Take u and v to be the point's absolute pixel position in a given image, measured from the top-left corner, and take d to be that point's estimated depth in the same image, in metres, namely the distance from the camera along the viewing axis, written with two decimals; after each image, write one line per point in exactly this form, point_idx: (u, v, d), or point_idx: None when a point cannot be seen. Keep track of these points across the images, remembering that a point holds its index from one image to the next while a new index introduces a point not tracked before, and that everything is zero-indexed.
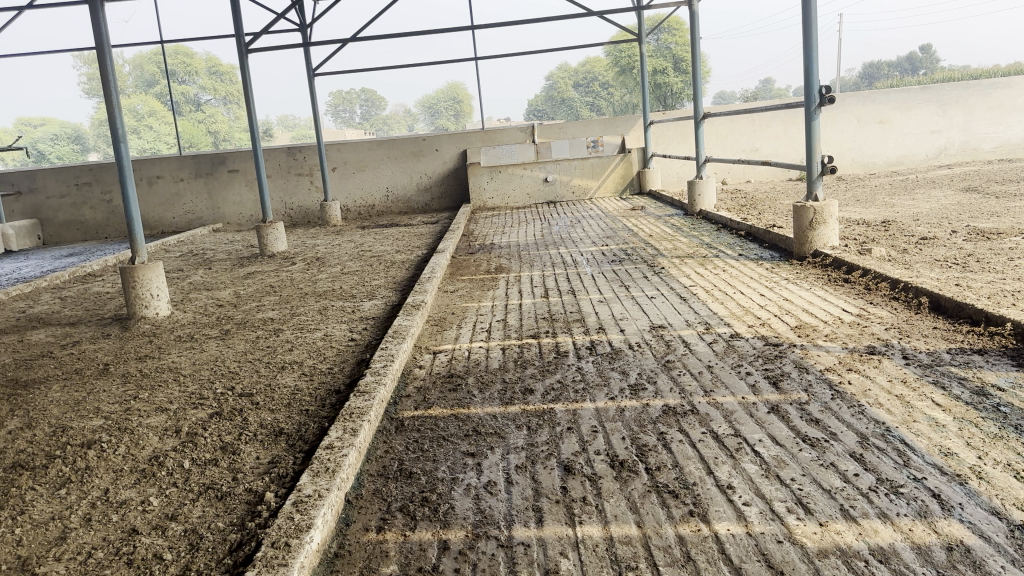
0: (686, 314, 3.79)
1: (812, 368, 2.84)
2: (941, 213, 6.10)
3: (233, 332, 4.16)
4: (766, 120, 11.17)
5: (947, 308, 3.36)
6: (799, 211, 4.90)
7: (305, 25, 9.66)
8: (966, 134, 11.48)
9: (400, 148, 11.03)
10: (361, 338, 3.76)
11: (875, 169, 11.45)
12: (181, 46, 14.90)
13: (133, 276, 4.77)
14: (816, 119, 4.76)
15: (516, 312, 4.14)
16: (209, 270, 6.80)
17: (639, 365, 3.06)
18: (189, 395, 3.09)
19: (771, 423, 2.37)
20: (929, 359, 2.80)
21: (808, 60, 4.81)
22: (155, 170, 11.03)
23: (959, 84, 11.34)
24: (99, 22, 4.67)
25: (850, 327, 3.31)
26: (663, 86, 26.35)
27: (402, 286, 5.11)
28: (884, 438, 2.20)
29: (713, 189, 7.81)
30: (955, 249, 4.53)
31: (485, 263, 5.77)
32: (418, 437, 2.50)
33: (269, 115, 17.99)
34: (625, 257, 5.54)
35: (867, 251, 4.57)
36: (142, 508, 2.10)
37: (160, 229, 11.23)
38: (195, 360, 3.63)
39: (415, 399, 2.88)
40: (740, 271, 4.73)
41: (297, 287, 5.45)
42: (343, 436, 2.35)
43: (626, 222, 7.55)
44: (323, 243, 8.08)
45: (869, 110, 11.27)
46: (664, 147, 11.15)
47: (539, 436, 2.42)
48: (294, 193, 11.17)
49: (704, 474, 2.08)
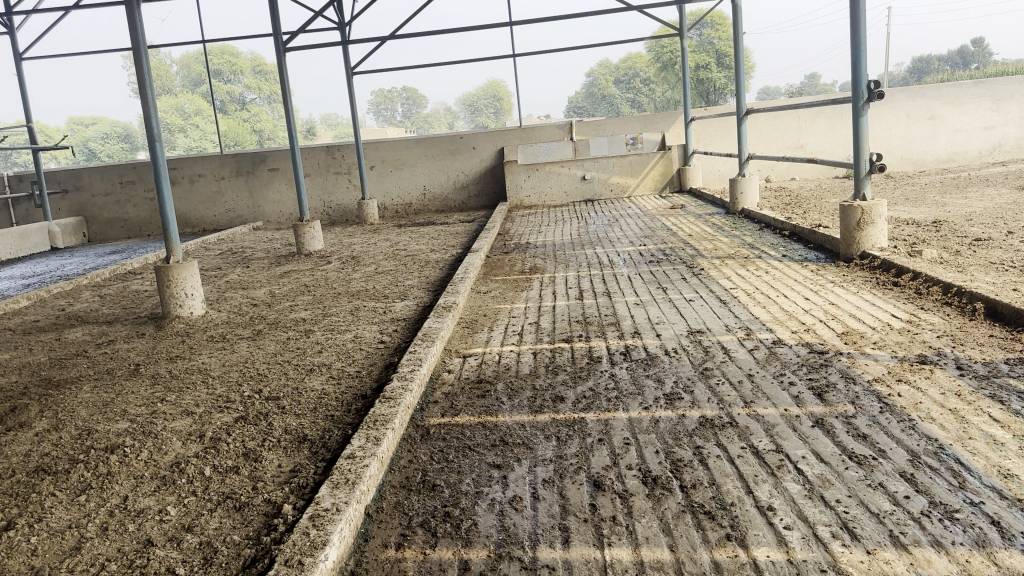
0: (726, 318, 3.65)
1: (859, 378, 2.69)
2: (996, 213, 5.84)
3: (264, 333, 4.13)
4: (812, 116, 10.88)
5: (1004, 315, 3.17)
6: (845, 211, 4.72)
7: (343, 24, 9.68)
8: (1021, 130, 11.05)
9: (438, 146, 10.99)
10: (391, 340, 3.70)
11: (925, 166, 11.08)
12: (225, 46, 15.05)
13: (167, 275, 4.78)
14: (863, 116, 4.57)
15: (549, 314, 4.04)
16: (246, 268, 6.82)
17: (675, 372, 2.94)
18: (216, 398, 3.05)
19: (815, 438, 2.24)
20: (986, 371, 2.63)
21: (856, 55, 4.62)
22: (197, 168, 11.16)
23: (1015, 77, 10.92)
24: (135, 23, 4.68)
25: (900, 334, 3.14)
26: (706, 82, 26.01)
27: (435, 286, 5.05)
28: (938, 456, 2.05)
29: (756, 187, 7.61)
30: (1012, 251, 4.30)
31: (520, 263, 5.68)
32: (444, 446, 2.42)
33: (311, 114, 18.11)
34: (663, 257, 5.40)
35: (918, 253, 4.37)
36: (159, 518, 2.06)
37: (201, 227, 11.35)
38: (225, 362, 3.60)
39: (442, 405, 2.80)
40: (783, 273, 4.57)
41: (331, 287, 5.42)
42: (365, 445, 2.27)
43: (665, 221, 7.39)
44: (359, 241, 8.06)
45: (919, 105, 10.91)
46: (705, 144, 10.95)
47: (568, 448, 2.32)
48: (332, 191, 11.20)
49: (742, 493, 1.96)
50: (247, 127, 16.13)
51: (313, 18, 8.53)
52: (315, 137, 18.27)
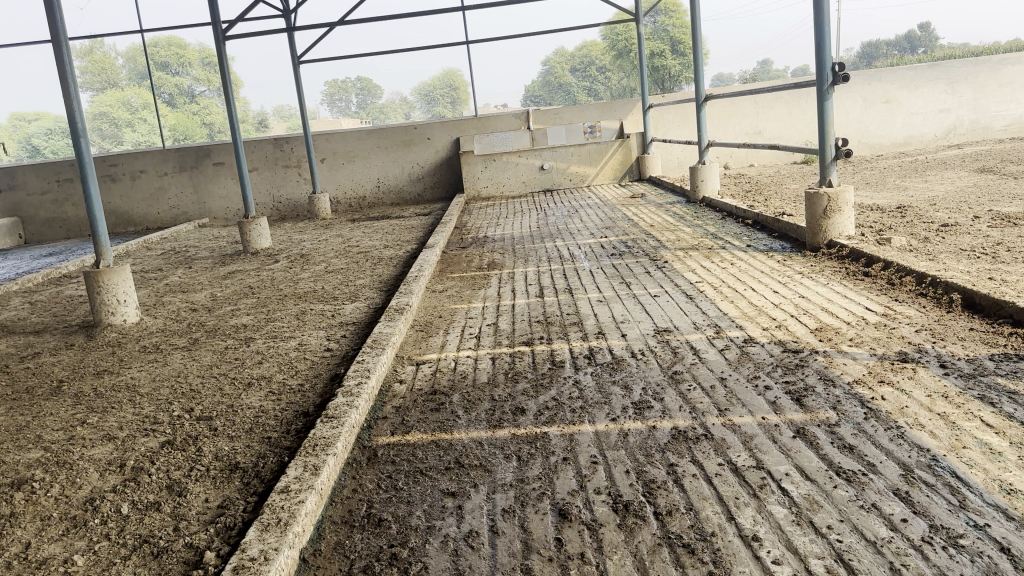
0: (693, 315, 3.46)
1: (838, 380, 2.52)
2: (959, 197, 5.77)
3: (200, 342, 3.84)
4: (770, 101, 10.81)
5: (982, 306, 3.03)
6: (811, 199, 4.57)
7: (288, 11, 9.30)
8: (975, 112, 11.12)
9: (391, 137, 10.68)
10: (339, 347, 3.44)
11: (883, 150, 11.08)
12: (173, 38, 14.45)
13: (97, 281, 4.44)
14: (829, 100, 4.43)
15: (509, 314, 3.81)
16: (188, 269, 6.48)
17: (643, 378, 2.73)
18: (143, 419, 2.77)
19: (798, 452, 2.05)
20: (971, 369, 2.47)
21: (820, 36, 4.47)
22: (138, 164, 10.68)
23: (969, 60, 10.99)
24: (54, 8, 4.30)
25: (877, 330, 2.98)
26: (661, 69, 25.90)
27: (388, 285, 4.79)
28: (932, 470, 1.88)
29: (716, 174, 7.46)
30: (982, 237, 4.19)
31: (477, 259, 5.45)
32: (392, 472, 2.18)
33: (262, 106, 17.62)
34: (625, 250, 5.21)
35: (886, 241, 4.24)
36: (64, 570, 1.79)
37: (144, 225, 10.89)
38: (155, 377, 3.30)
39: (392, 423, 2.56)
40: (749, 264, 4.41)
41: (277, 288, 5.12)
42: (301, 477, 2.03)
43: (626, 211, 7.21)
44: (310, 238, 7.73)
45: (875, 89, 10.91)
46: (663, 132, 10.82)
47: (531, 470, 2.10)
48: (281, 185, 10.82)
49: (724, 520, 1.76)
50: (196, 120, 15.57)
51: (254, 5, 8.16)
52: (267, 130, 17.77)
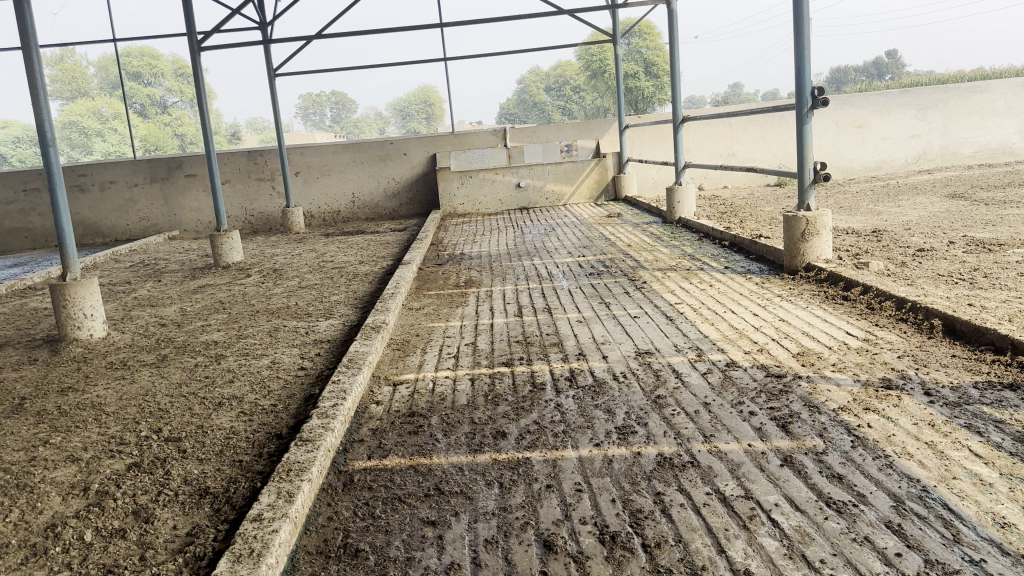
0: (674, 337, 3.43)
1: (824, 407, 2.48)
2: (933, 222, 5.83)
3: (170, 359, 3.72)
4: (745, 124, 10.92)
5: (962, 332, 3.03)
6: (790, 222, 4.58)
7: (265, 23, 9.21)
8: (945, 138, 11.33)
9: (366, 152, 10.60)
10: (313, 367, 3.35)
11: (855, 174, 11.23)
12: (147, 48, 14.28)
13: (63, 294, 4.31)
14: (809, 123, 4.45)
15: (487, 333, 3.75)
16: (158, 282, 6.33)
17: (626, 402, 2.68)
18: (108, 439, 2.66)
19: (787, 480, 2.01)
20: (956, 397, 2.46)
21: (799, 60, 4.50)
22: (107, 174, 10.49)
23: (938, 87, 11.20)
24: (24, 14, 4.19)
25: (859, 355, 2.97)
26: (635, 90, 26.16)
27: (363, 302, 4.70)
28: (924, 502, 1.85)
29: (693, 195, 7.48)
30: (958, 262, 4.22)
31: (454, 276, 5.38)
32: (369, 498, 2.10)
33: (236, 118, 17.45)
34: (603, 270, 5.18)
35: (864, 265, 4.25)
36: None
37: (112, 237, 10.68)
38: (122, 395, 3.18)
39: (369, 446, 2.48)
40: (728, 286, 4.40)
41: (249, 304, 5.01)
42: (275, 504, 1.94)
43: (603, 230, 7.20)
44: (283, 252, 7.61)
45: (848, 113, 11.07)
46: (639, 152, 10.87)
47: (514, 498, 2.04)
48: (254, 198, 10.68)
49: (715, 554, 1.71)
50: (168, 131, 15.36)
51: (230, 16, 8.07)
52: (240, 142, 17.59)
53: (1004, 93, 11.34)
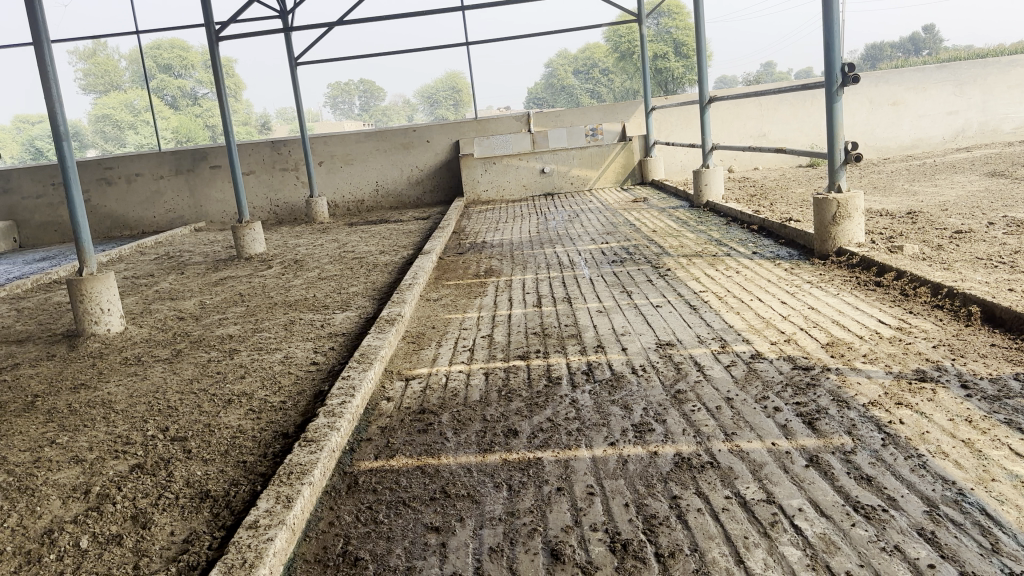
0: (698, 327, 3.30)
1: (853, 402, 2.35)
2: (971, 202, 5.60)
3: (183, 354, 3.68)
4: (774, 104, 10.65)
5: (1003, 319, 2.87)
6: (820, 204, 4.41)
7: (285, 11, 9.16)
8: (983, 114, 10.96)
9: (390, 140, 10.53)
10: (325, 362, 3.29)
11: (890, 153, 10.91)
12: (175, 40, 14.34)
13: (80, 289, 4.30)
14: (839, 102, 4.27)
15: (504, 325, 3.65)
16: (180, 275, 6.33)
17: (645, 397, 2.57)
18: (115, 439, 2.62)
19: (812, 483, 1.89)
20: (996, 391, 2.31)
21: (829, 35, 4.30)
22: (134, 167, 10.55)
23: (977, 62, 10.83)
24: (35, 7, 4.15)
25: (892, 345, 2.82)
26: (664, 71, 25.80)
27: (380, 294, 4.63)
28: (960, 507, 1.72)
29: (720, 178, 7.28)
30: (998, 245, 4.02)
31: (474, 265, 5.29)
32: (373, 502, 2.02)
33: (265, 108, 17.50)
34: (626, 257, 5.05)
35: (897, 248, 4.07)
36: None
37: (140, 229, 10.76)
38: (132, 392, 3.15)
39: (377, 445, 2.40)
40: (755, 273, 4.25)
41: (268, 296, 4.97)
42: (272, 510, 1.87)
43: (627, 216, 7.06)
44: (305, 242, 7.58)
45: (882, 91, 10.74)
46: (666, 135, 10.66)
47: (522, 503, 1.94)
48: (278, 188, 10.68)
49: (732, 564, 1.60)
50: (198, 122, 15.43)
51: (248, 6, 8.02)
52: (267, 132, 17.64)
53: None
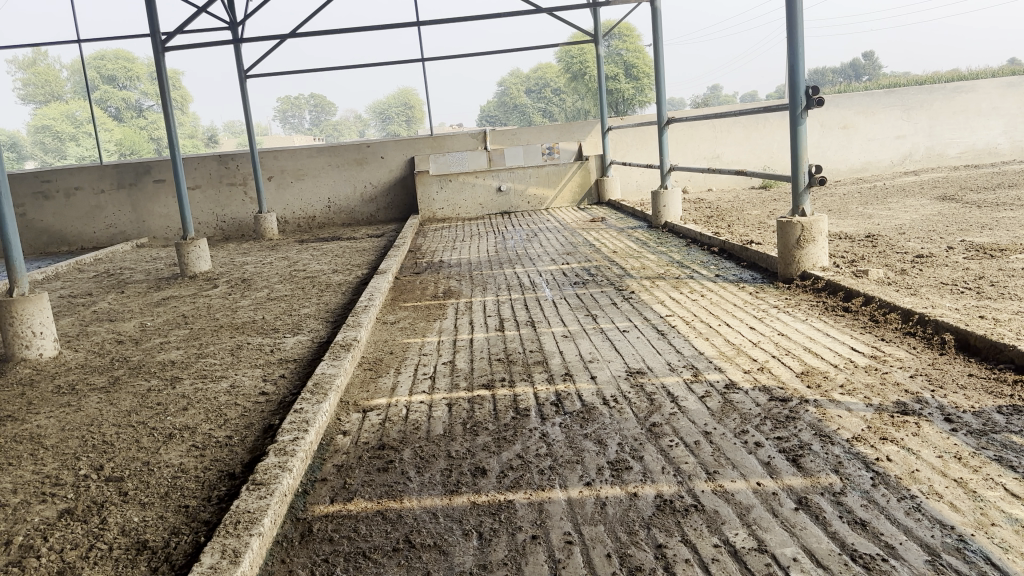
0: (668, 354, 3.19)
1: (837, 437, 2.25)
2: (926, 226, 5.65)
3: (122, 381, 3.43)
4: (729, 126, 10.74)
5: (978, 348, 2.81)
6: (784, 228, 4.35)
7: (235, 23, 8.91)
8: (930, 139, 11.22)
9: (343, 155, 10.31)
10: (275, 391, 3.08)
11: (840, 175, 11.09)
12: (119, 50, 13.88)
13: (10, 310, 4.01)
14: (804, 125, 4.24)
15: (467, 351, 3.49)
16: (120, 294, 6.02)
17: (619, 431, 2.43)
18: (42, 480, 2.38)
19: (805, 529, 1.77)
20: (981, 424, 2.23)
21: (793, 57, 4.28)
22: (73, 181, 10.13)
23: (924, 88, 11.10)
24: None
25: (868, 375, 2.74)
26: (614, 92, 26.16)
27: (335, 316, 4.43)
28: (963, 556, 1.62)
29: (678, 199, 7.25)
30: (961, 270, 4.01)
31: (432, 286, 5.12)
32: (330, 554, 1.84)
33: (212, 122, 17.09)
34: (588, 278, 4.94)
35: (862, 273, 4.03)
36: None
37: (79, 245, 10.31)
38: (65, 425, 2.90)
39: (333, 486, 2.22)
40: (720, 296, 4.17)
41: (214, 317, 4.72)
42: (218, 566, 1.68)
43: (586, 236, 6.97)
44: (254, 261, 7.31)
45: (833, 115, 10.95)
46: (622, 155, 10.66)
47: (496, 553, 1.78)
48: (226, 204, 10.36)
49: None
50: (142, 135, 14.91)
51: (196, 16, 7.76)
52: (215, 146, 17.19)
53: (989, 92, 11.25)
